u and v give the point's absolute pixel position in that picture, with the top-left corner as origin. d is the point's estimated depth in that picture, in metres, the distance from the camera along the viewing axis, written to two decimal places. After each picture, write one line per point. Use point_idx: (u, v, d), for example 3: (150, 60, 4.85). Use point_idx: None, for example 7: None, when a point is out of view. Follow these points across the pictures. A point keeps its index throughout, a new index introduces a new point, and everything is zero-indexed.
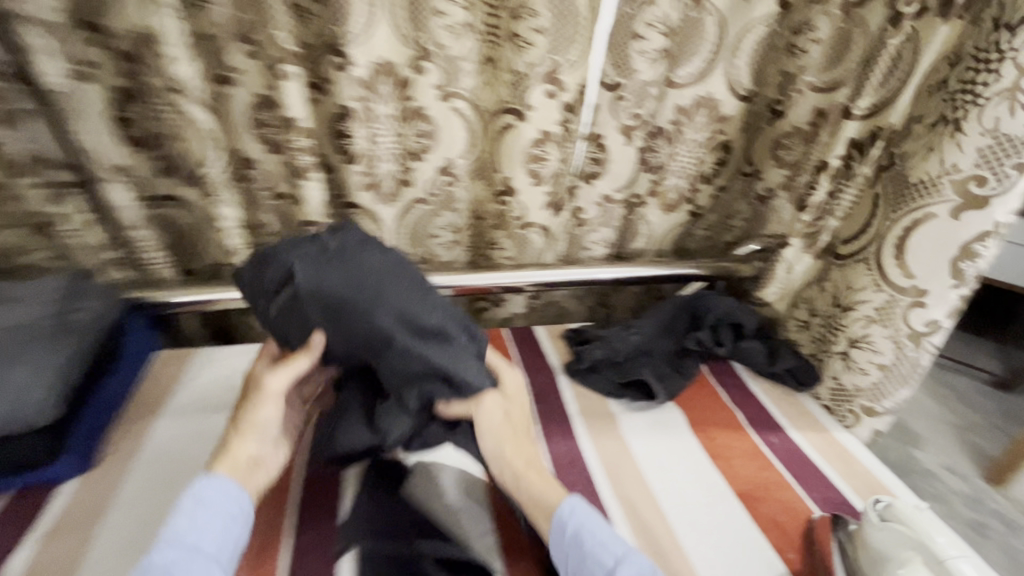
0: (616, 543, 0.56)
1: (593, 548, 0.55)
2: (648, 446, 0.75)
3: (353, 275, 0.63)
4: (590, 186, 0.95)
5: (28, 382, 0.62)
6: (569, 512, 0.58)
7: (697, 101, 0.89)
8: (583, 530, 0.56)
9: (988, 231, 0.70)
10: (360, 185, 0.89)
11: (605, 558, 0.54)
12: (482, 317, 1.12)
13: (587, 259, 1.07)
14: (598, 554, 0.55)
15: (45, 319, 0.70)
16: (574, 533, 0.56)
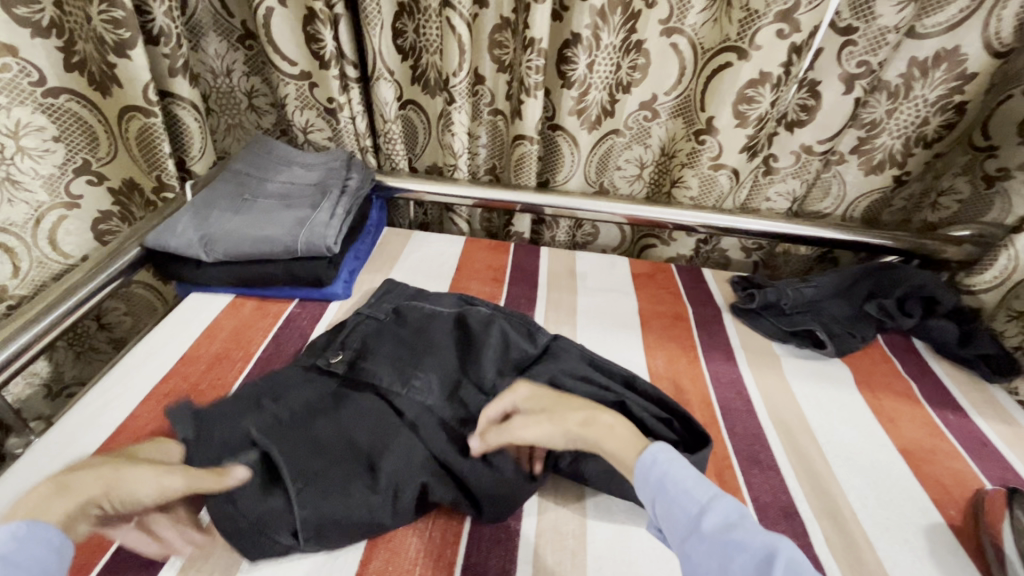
0: (701, 489, 0.48)
1: (676, 494, 0.48)
2: (809, 390, 0.79)
3: (318, 469, 0.54)
4: (791, 134, 0.94)
5: (321, 220, 0.82)
6: (653, 459, 0.51)
7: (938, 55, 0.84)
8: (668, 476, 0.49)
9: None
10: (570, 110, 0.96)
11: (687, 503, 0.48)
12: (646, 254, 1.17)
13: (768, 212, 1.05)
14: (682, 499, 0.48)
15: (328, 181, 0.91)
16: (660, 477, 0.49)
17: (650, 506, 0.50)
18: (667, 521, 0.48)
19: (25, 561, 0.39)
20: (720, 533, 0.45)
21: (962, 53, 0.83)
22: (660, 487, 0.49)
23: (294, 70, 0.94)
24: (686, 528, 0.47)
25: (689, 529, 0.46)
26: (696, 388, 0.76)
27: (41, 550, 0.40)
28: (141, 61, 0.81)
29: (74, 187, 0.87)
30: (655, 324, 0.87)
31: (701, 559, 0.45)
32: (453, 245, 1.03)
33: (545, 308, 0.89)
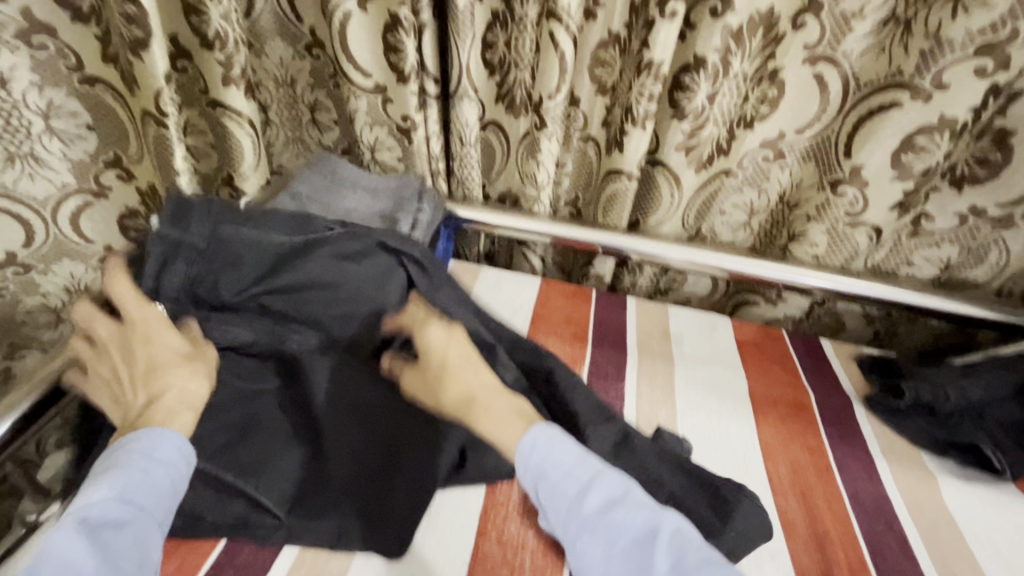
0: (582, 470, 0.48)
1: (558, 482, 0.48)
2: (979, 525, 0.62)
3: None
4: (957, 191, 0.76)
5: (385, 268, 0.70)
6: (534, 444, 0.50)
7: None
8: (548, 463, 0.49)
9: None
10: (677, 145, 0.81)
11: (568, 487, 0.48)
12: (743, 310, 1.01)
13: (907, 279, 0.87)
14: (564, 485, 0.48)
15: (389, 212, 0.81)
16: (538, 465, 0.49)
17: (534, 494, 0.50)
18: (550, 507, 0.48)
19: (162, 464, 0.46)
20: (602, 516, 0.46)
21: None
22: (540, 477, 0.49)
23: (367, 83, 0.83)
24: (569, 508, 0.47)
25: (571, 513, 0.47)
26: (833, 512, 0.61)
27: (173, 456, 0.47)
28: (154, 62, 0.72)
29: (103, 178, 0.86)
30: (770, 413, 0.72)
31: (585, 547, 0.45)
32: (527, 287, 0.91)
33: (636, 377, 0.75)
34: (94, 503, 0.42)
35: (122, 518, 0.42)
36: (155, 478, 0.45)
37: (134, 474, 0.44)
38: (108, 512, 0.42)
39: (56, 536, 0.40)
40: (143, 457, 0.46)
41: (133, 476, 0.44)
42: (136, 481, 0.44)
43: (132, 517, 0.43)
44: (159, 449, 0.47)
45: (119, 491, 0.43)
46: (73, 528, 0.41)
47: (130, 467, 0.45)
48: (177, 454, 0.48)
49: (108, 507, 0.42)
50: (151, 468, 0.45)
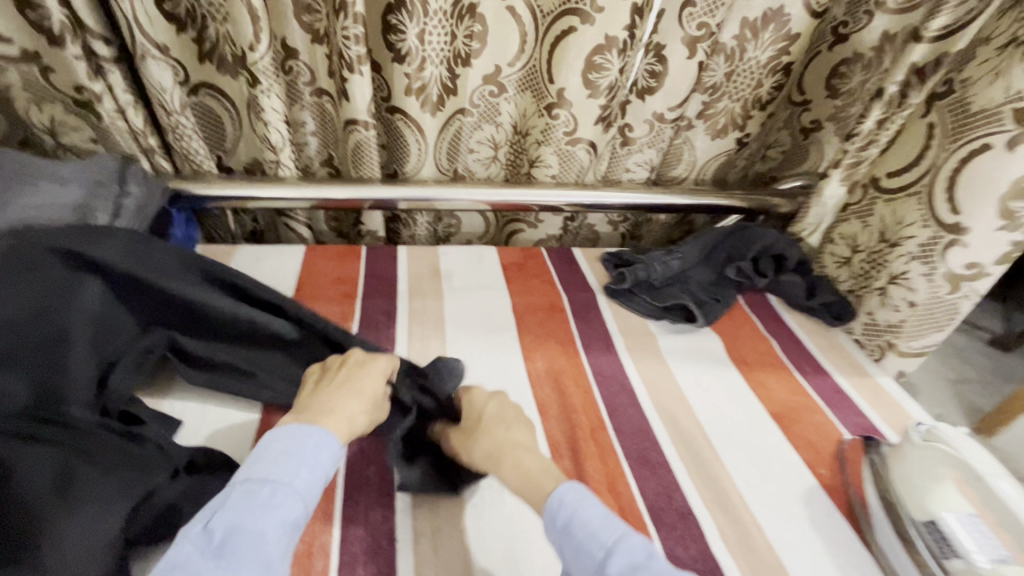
0: (608, 530, 0.44)
1: (584, 537, 0.44)
2: (686, 364, 0.78)
3: None
4: (641, 101, 0.91)
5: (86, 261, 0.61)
6: (559, 504, 0.47)
7: (765, 15, 0.84)
8: (574, 522, 0.45)
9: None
10: (406, 89, 0.82)
11: (591, 548, 0.43)
12: (515, 239, 1.10)
13: (628, 183, 1.03)
14: (586, 546, 0.43)
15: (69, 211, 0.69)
16: (562, 524, 0.45)
17: (558, 552, 0.46)
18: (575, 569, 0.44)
19: (299, 457, 0.48)
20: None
21: (785, 13, 0.84)
22: (565, 535, 0.45)
23: (11, 49, 0.69)
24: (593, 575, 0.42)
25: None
26: (578, 387, 0.71)
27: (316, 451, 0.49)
28: None
29: None
30: (529, 321, 0.81)
31: None
32: (290, 257, 0.86)
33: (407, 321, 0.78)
34: (276, 480, 0.46)
35: (281, 503, 0.45)
36: (312, 467, 0.48)
37: (299, 458, 0.48)
38: (273, 492, 0.45)
39: (234, 501, 0.44)
40: (307, 448, 0.49)
41: (292, 459, 0.48)
42: (295, 463, 0.48)
43: (289, 502, 0.45)
44: (300, 445, 0.49)
45: (294, 474, 0.47)
46: (241, 500, 0.44)
47: (300, 453, 0.48)
48: (331, 455, 0.50)
49: (278, 488, 0.46)
50: (310, 453, 0.49)
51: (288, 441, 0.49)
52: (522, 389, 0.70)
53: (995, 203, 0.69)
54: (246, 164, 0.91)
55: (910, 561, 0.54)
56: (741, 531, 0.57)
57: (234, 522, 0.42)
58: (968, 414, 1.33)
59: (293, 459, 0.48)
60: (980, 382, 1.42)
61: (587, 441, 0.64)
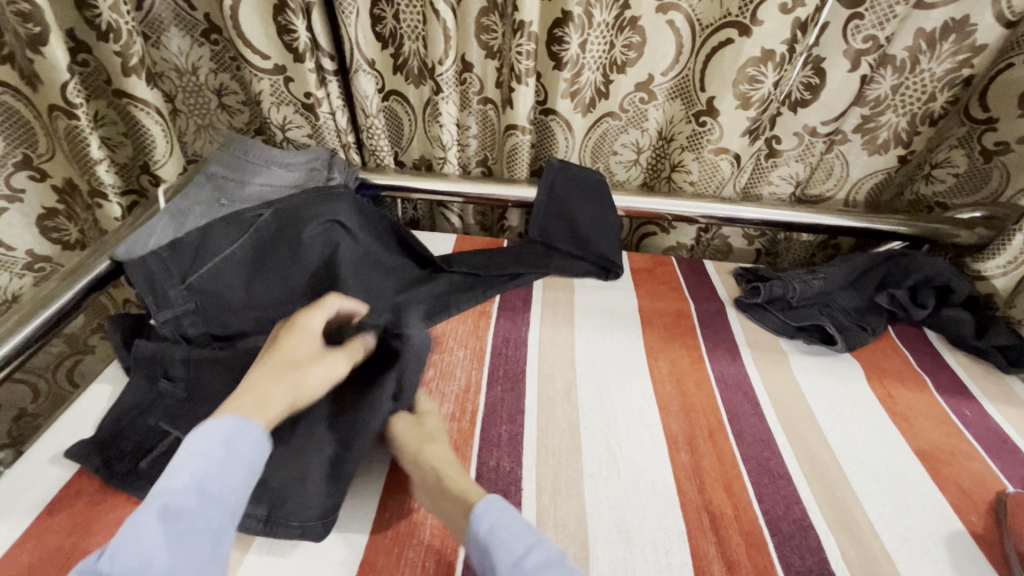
0: (522, 537, 0.48)
1: (505, 539, 0.48)
2: (819, 384, 0.75)
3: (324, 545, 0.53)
4: (793, 115, 0.90)
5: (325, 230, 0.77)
6: (486, 507, 0.50)
7: (946, 26, 0.79)
8: (499, 527, 0.48)
9: None
10: (564, 92, 0.91)
11: (513, 550, 0.47)
12: (646, 243, 1.13)
13: (770, 198, 1.01)
14: (503, 551, 0.47)
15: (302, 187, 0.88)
16: (490, 527, 0.48)
17: (479, 558, 0.48)
18: (492, 570, 0.47)
19: (233, 459, 0.47)
20: None
21: (972, 23, 0.77)
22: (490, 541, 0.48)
23: (267, 64, 0.89)
24: (509, 571, 0.46)
25: (512, 571, 0.46)
26: (700, 390, 0.73)
27: (249, 451, 0.48)
28: (56, 58, 0.71)
29: (13, 181, 0.85)
30: (656, 322, 0.84)
31: None
32: (443, 242, 0.99)
33: (540, 308, 0.85)
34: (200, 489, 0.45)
35: (195, 513, 0.44)
36: (232, 470, 0.47)
37: (223, 466, 0.47)
38: (181, 502, 0.44)
39: (139, 521, 0.42)
40: (226, 450, 0.47)
41: (216, 467, 0.46)
42: (223, 473, 0.46)
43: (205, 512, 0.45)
44: (236, 440, 0.48)
45: (218, 484, 0.46)
46: (153, 512, 0.43)
47: (219, 460, 0.47)
48: (259, 453, 0.49)
49: (197, 501, 0.45)
50: (234, 462, 0.47)
51: (228, 435, 0.48)
52: (643, 382, 0.73)
53: None
54: (418, 160, 1.07)
55: None
56: (866, 557, 0.55)
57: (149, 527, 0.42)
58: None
59: (228, 460, 0.47)
60: None
61: (705, 440, 0.66)
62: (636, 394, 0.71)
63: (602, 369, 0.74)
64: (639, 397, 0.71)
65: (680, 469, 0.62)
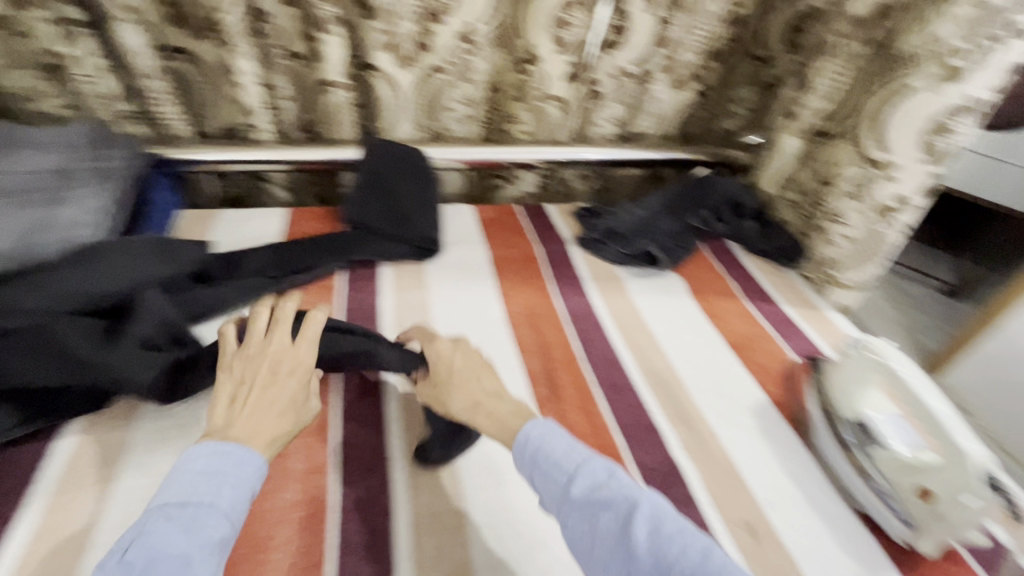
0: (570, 456, 0.47)
1: (550, 465, 0.47)
2: (652, 302, 0.84)
3: None
4: (609, 56, 0.96)
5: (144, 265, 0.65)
6: (527, 437, 0.49)
7: None
8: (542, 449, 0.48)
9: (956, 105, 0.74)
10: (380, 45, 0.87)
11: (558, 474, 0.46)
12: (491, 195, 1.15)
13: (598, 139, 1.08)
14: (553, 472, 0.46)
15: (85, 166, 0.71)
16: (534, 454, 0.48)
17: (530, 484, 0.48)
18: (542, 492, 0.47)
19: (225, 478, 0.43)
20: (590, 495, 0.44)
21: None
22: (536, 465, 0.47)
23: None
24: (559, 496, 0.45)
25: (561, 497, 0.45)
26: (553, 328, 0.77)
27: (245, 468, 0.44)
28: None
29: None
30: (507, 270, 0.85)
31: (573, 524, 0.44)
32: (272, 219, 0.89)
33: (391, 278, 0.81)
34: (188, 501, 0.41)
35: (208, 523, 0.40)
36: (229, 484, 0.43)
37: (217, 477, 0.43)
38: (195, 513, 0.40)
39: (148, 528, 0.39)
40: (229, 466, 0.44)
41: (213, 479, 0.43)
42: (217, 480, 0.43)
43: (217, 524, 0.41)
44: (223, 462, 0.44)
45: (214, 494, 0.42)
46: (154, 521, 0.39)
47: (219, 472, 0.43)
48: (252, 466, 0.45)
49: (199, 509, 0.41)
50: (228, 481, 0.43)
51: (205, 461, 0.44)
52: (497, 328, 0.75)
53: (917, 136, 0.77)
54: (220, 132, 0.91)
55: (840, 451, 0.63)
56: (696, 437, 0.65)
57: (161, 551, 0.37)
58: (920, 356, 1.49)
59: (219, 478, 0.43)
60: (933, 327, 1.58)
61: (562, 371, 0.70)
62: (497, 343, 0.73)
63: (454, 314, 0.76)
64: (496, 341, 0.73)
65: (544, 404, 0.66)
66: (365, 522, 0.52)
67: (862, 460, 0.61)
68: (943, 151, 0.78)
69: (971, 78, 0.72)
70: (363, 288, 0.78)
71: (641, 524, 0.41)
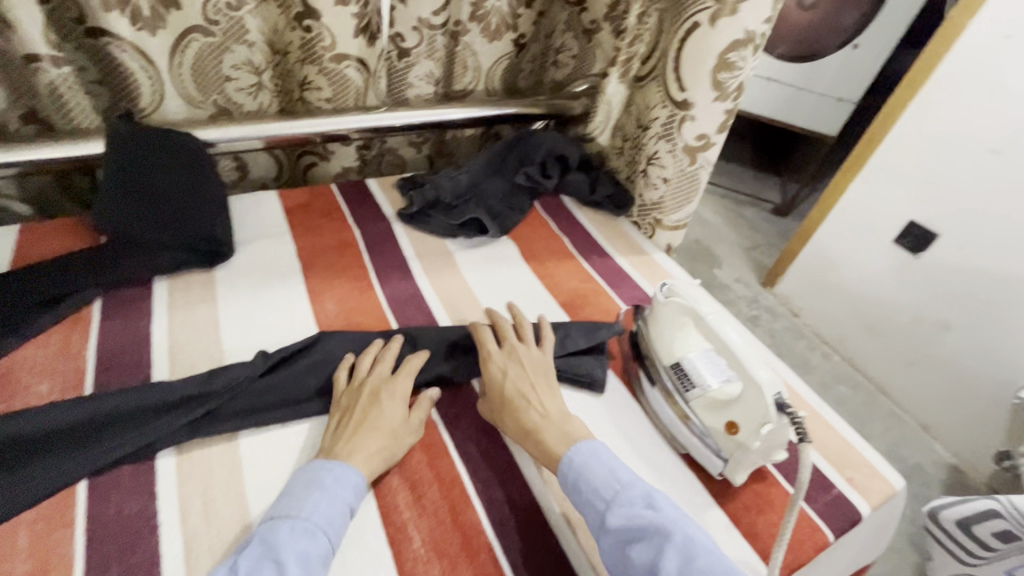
0: (611, 484, 0.49)
1: (597, 487, 0.49)
2: (483, 272, 0.80)
3: None
4: (405, 7, 0.86)
5: None
6: (573, 456, 0.52)
7: None
8: (585, 472, 0.50)
9: (738, 39, 0.74)
10: (101, 5, 0.68)
11: (597, 501, 0.49)
12: (313, 175, 1.02)
13: (417, 101, 1.00)
14: (593, 498, 0.49)
15: None
16: (575, 476, 0.51)
17: (573, 502, 0.51)
18: (585, 516, 0.50)
19: (334, 496, 0.48)
20: (626, 527, 0.46)
21: None
22: (577, 489, 0.50)
23: None
24: (598, 522, 0.48)
25: (601, 523, 0.48)
26: (373, 318, 0.70)
27: (344, 487, 0.49)
28: None
29: None
30: (318, 262, 0.75)
31: (608, 552, 0.47)
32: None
33: (167, 292, 0.67)
34: (293, 515, 0.46)
35: (288, 544, 0.44)
36: (335, 504, 0.48)
37: (328, 493, 0.48)
38: (292, 529, 0.45)
39: (247, 551, 0.44)
40: (336, 486, 0.49)
41: (323, 496, 0.48)
42: (325, 499, 0.48)
43: (310, 542, 0.45)
44: (335, 482, 0.49)
45: (312, 508, 0.47)
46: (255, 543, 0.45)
47: (320, 489, 0.48)
48: (351, 490, 0.49)
49: (295, 524, 0.46)
50: (336, 498, 0.48)
51: (331, 478, 0.49)
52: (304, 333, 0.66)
53: (707, 75, 0.78)
54: None
55: (664, 400, 0.65)
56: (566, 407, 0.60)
57: (269, 559, 0.43)
58: (758, 273, 1.65)
59: (327, 496, 0.48)
60: (768, 245, 1.75)
61: None
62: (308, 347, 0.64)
63: (251, 321, 0.66)
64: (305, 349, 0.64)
65: None
66: None
67: (682, 406, 0.63)
68: (730, 87, 0.78)
69: (747, 9, 0.72)
70: (129, 312, 0.64)
71: (672, 556, 0.43)
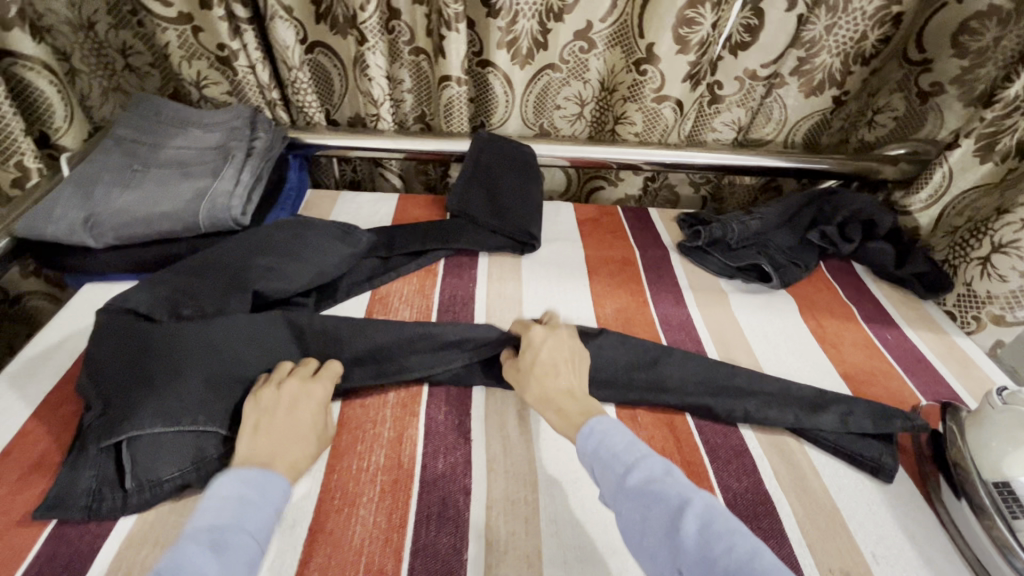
0: (632, 451, 0.47)
1: (617, 452, 0.47)
2: (755, 319, 0.78)
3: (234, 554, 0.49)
4: (734, 58, 0.91)
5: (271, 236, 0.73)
6: (590, 430, 0.50)
7: None
8: (604, 445, 0.48)
9: None
10: (499, 43, 0.89)
11: (615, 465, 0.46)
12: (595, 196, 1.14)
13: (713, 143, 1.03)
14: (612, 462, 0.47)
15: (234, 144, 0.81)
16: (594, 447, 0.48)
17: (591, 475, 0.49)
18: (601, 485, 0.47)
19: (255, 505, 0.45)
20: (647, 487, 0.44)
21: None
22: (597, 458, 0.48)
23: (169, 12, 0.82)
24: (615, 486, 0.45)
25: (618, 487, 0.45)
26: (645, 333, 0.74)
27: (266, 496, 0.47)
28: None
29: None
30: (602, 271, 0.84)
31: (624, 516, 0.44)
32: (386, 203, 0.96)
33: (487, 265, 0.83)
34: (223, 523, 0.43)
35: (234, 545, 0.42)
36: (258, 512, 0.45)
37: (245, 502, 0.45)
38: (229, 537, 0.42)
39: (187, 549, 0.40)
40: (253, 491, 0.46)
41: (244, 505, 0.45)
42: (250, 507, 0.45)
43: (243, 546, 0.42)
44: (251, 491, 0.46)
45: (246, 518, 0.44)
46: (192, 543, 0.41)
47: (248, 499, 0.46)
48: (274, 497, 0.47)
49: (227, 531, 0.43)
50: (252, 502, 0.45)
51: (248, 486, 0.46)
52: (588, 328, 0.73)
53: None
54: (349, 117, 1.01)
55: (974, 517, 0.54)
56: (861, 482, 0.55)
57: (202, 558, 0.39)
58: None
59: (252, 506, 0.45)
60: None
61: None
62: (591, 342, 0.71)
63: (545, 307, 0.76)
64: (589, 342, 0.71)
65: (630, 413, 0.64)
66: (442, 495, 0.54)
67: (1003, 531, 0.52)
68: None
69: None
70: (459, 274, 0.81)
71: (692, 519, 0.41)
